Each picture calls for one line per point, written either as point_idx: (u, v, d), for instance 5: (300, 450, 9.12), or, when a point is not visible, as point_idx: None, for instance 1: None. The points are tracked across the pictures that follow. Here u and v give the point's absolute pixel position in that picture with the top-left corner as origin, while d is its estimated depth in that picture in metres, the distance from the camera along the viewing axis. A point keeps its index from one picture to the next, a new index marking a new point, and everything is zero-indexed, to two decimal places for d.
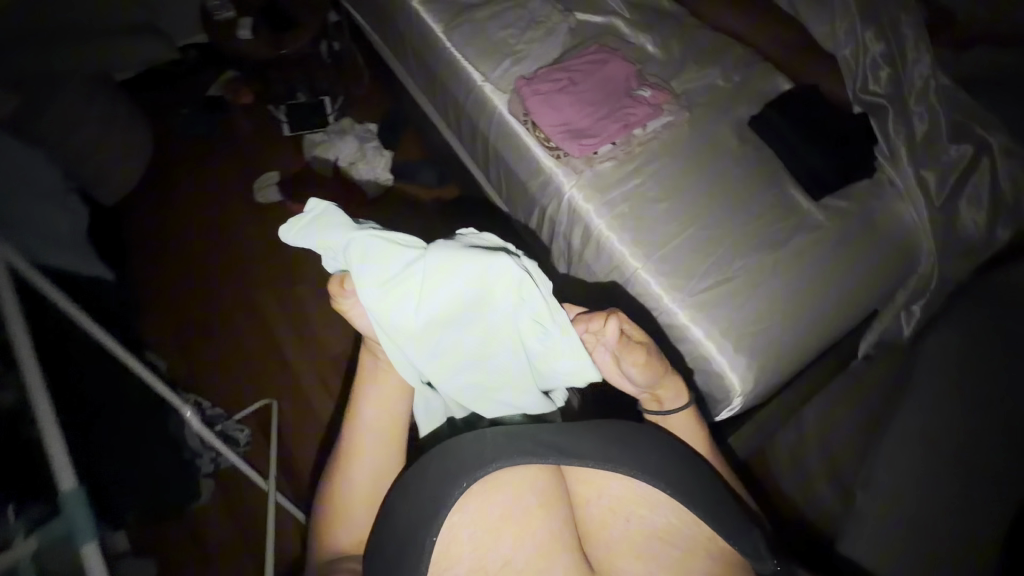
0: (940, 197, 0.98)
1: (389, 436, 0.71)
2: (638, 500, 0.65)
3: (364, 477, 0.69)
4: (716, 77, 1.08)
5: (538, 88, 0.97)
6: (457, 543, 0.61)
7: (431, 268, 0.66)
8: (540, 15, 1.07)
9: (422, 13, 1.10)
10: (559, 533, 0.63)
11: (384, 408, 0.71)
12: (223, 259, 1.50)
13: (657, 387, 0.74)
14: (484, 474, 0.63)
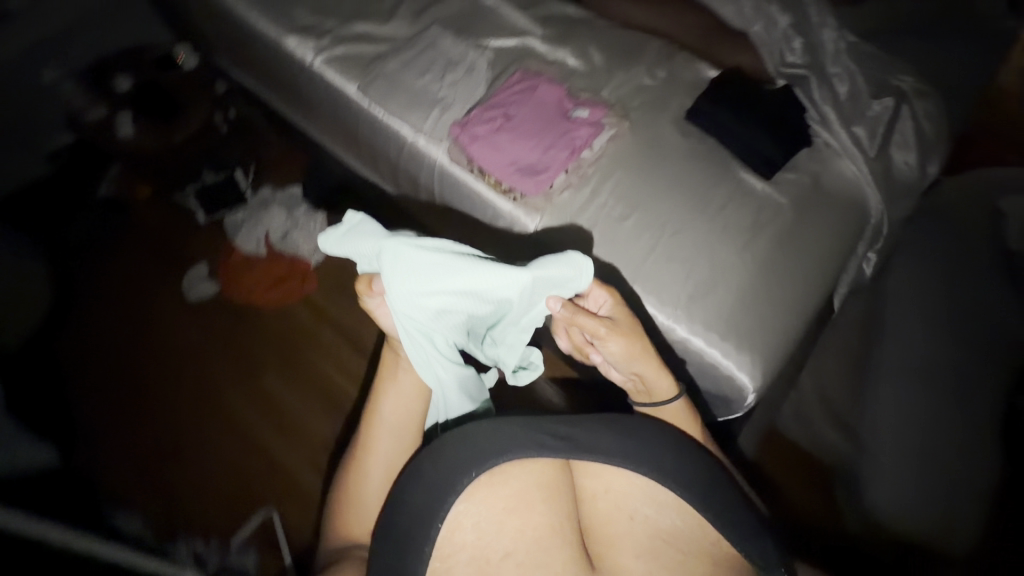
0: (874, 149, 1.01)
1: (401, 434, 0.76)
2: (641, 497, 0.67)
3: (376, 470, 0.74)
4: (643, 75, 1.07)
5: (476, 133, 0.93)
6: (460, 532, 0.64)
7: (462, 278, 0.77)
8: (455, 52, 1.02)
9: (328, 75, 1.02)
10: (560, 529, 0.65)
11: (398, 407, 0.77)
12: (169, 367, 1.36)
13: (643, 378, 0.79)
14: (492, 465, 0.67)
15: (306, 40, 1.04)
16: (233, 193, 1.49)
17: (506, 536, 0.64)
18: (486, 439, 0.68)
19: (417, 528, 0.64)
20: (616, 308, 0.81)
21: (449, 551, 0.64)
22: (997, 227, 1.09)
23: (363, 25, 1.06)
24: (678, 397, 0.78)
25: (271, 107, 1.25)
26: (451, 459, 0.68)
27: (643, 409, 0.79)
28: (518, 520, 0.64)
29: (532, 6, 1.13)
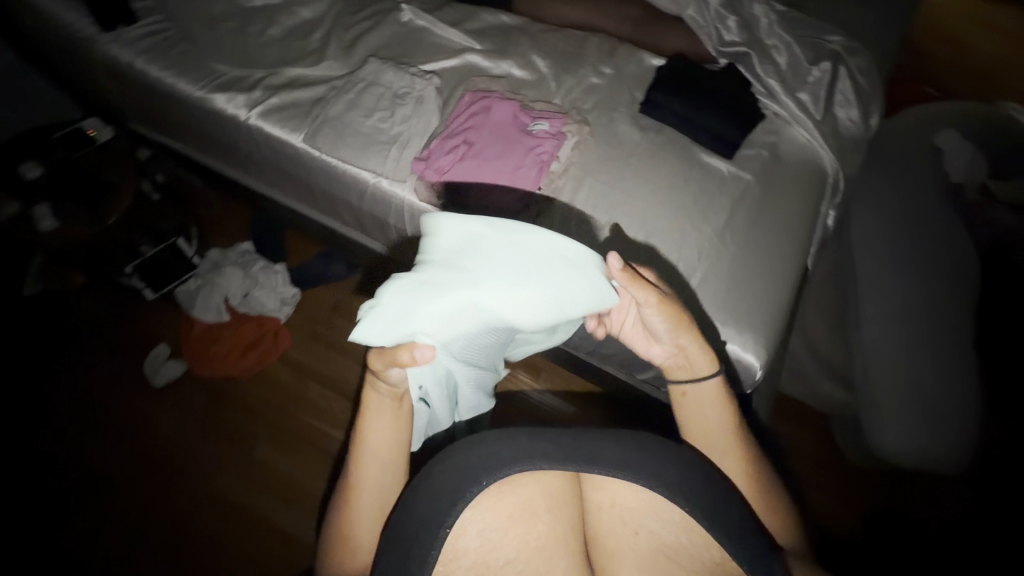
0: (821, 111, 1.05)
1: (390, 457, 0.67)
2: (647, 508, 0.62)
3: (365, 496, 0.65)
4: (591, 74, 1.07)
5: (440, 166, 0.90)
6: (463, 539, 0.60)
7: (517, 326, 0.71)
8: (400, 84, 0.97)
9: (266, 128, 0.95)
10: (565, 540, 0.61)
11: (386, 428, 0.67)
12: (144, 458, 1.26)
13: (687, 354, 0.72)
14: (503, 474, 0.62)
15: (234, 95, 0.97)
16: (181, 264, 1.38)
17: (509, 544, 0.60)
18: (497, 445, 0.65)
19: (415, 538, 0.59)
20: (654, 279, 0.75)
21: (451, 557, 0.59)
22: (935, 162, 1.16)
23: (294, 69, 1.00)
24: (717, 377, 0.71)
25: (203, 166, 1.15)
26: (457, 468, 0.63)
27: (677, 386, 0.73)
28: (522, 527, 0.60)
29: (466, 21, 1.10)
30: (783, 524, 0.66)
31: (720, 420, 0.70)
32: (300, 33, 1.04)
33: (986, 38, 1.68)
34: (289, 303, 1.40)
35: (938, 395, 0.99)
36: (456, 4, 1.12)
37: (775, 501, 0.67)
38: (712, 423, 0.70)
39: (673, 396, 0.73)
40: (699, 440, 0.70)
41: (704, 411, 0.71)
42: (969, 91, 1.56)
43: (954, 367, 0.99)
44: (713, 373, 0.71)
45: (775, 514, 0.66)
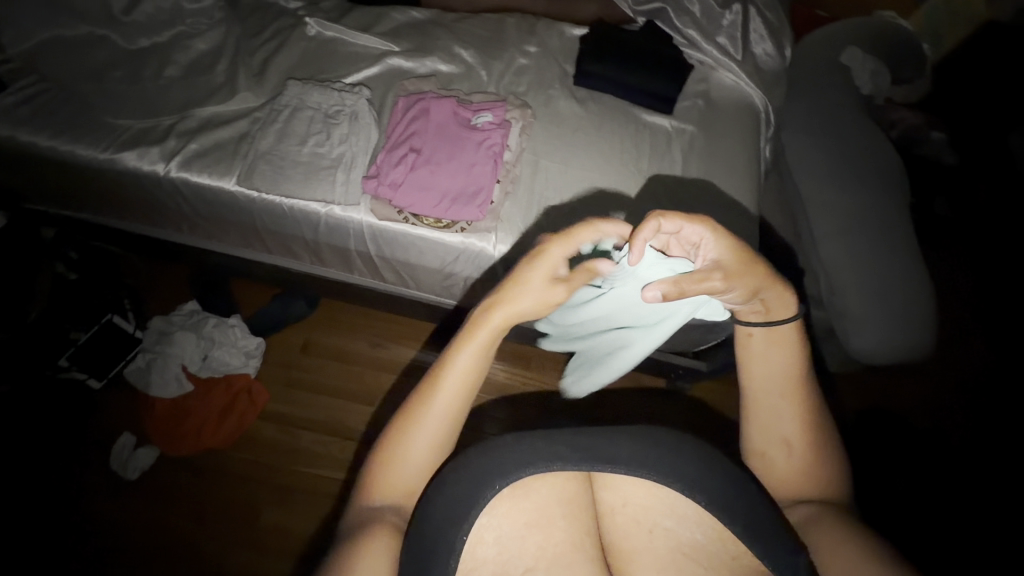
0: (741, 50, 1.09)
1: (465, 399, 0.59)
2: (663, 508, 0.59)
3: (416, 445, 0.58)
4: (517, 56, 1.05)
5: (393, 179, 0.86)
6: (481, 547, 0.57)
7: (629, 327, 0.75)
8: (329, 103, 0.91)
9: (192, 178, 0.87)
10: (582, 546, 0.58)
11: (472, 364, 0.59)
12: (131, 560, 1.15)
13: (767, 298, 0.61)
14: (515, 479, 0.60)
15: (145, 149, 0.88)
16: (123, 341, 1.27)
17: (528, 552, 0.57)
18: (509, 450, 0.62)
19: (431, 547, 0.54)
20: (721, 245, 0.59)
21: (471, 566, 0.56)
22: (846, 79, 1.25)
23: (206, 109, 0.91)
24: (795, 317, 0.62)
25: (122, 231, 1.04)
26: (464, 474, 0.60)
27: (747, 327, 0.63)
28: (540, 534, 0.58)
29: (376, 25, 1.05)
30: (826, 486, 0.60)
31: (787, 368, 0.61)
32: (200, 68, 0.96)
33: None
34: (254, 354, 1.32)
35: (897, 292, 1.07)
36: (360, 8, 1.07)
37: (822, 460, 0.61)
38: (774, 371, 0.61)
39: (738, 338, 0.64)
40: (755, 390, 0.62)
41: (770, 356, 0.62)
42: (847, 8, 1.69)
43: (902, 263, 1.08)
44: (790, 319, 0.61)
45: (813, 473, 0.61)
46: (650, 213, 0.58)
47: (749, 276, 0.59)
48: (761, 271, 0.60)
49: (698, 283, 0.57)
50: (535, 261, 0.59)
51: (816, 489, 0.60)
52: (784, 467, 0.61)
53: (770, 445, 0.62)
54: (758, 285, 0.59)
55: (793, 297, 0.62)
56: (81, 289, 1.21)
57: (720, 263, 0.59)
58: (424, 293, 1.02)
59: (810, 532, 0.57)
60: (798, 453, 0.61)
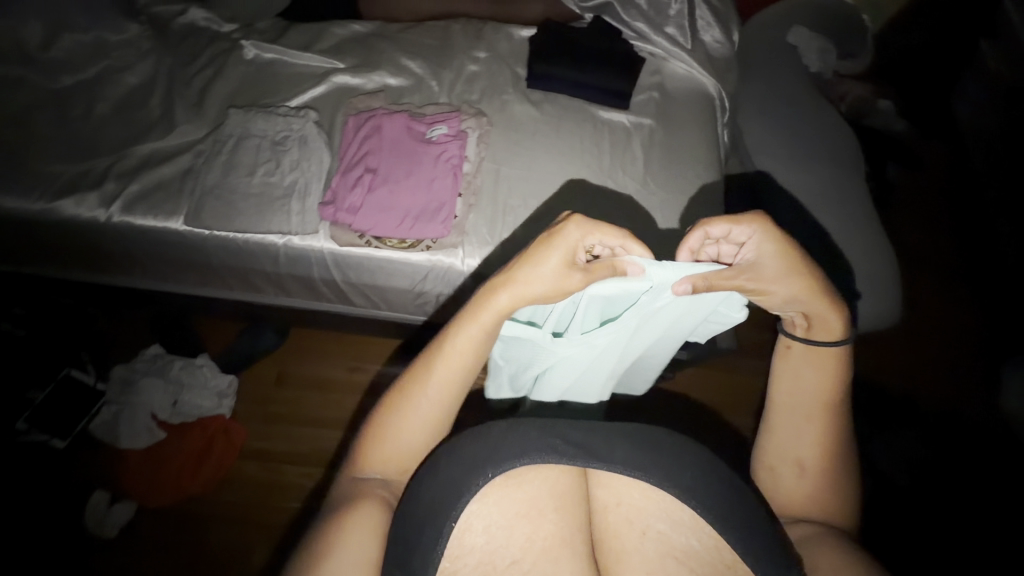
0: (690, 40, 1.09)
1: (458, 387, 0.61)
2: (654, 509, 0.58)
3: (412, 423, 0.60)
4: (468, 63, 1.03)
5: (351, 202, 0.83)
6: (468, 534, 0.56)
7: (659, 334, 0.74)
8: (274, 129, 0.86)
9: (136, 220, 0.82)
10: (571, 541, 0.57)
11: (467, 351, 0.60)
12: None
13: (809, 312, 0.59)
14: (506, 467, 0.59)
15: (83, 195, 0.83)
16: (85, 396, 1.20)
17: (516, 543, 0.56)
18: (504, 437, 0.61)
19: (415, 538, 0.54)
20: (766, 249, 0.59)
21: (457, 554, 0.55)
22: (794, 58, 1.26)
23: (144, 145, 0.86)
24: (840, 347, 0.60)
25: (66, 281, 0.98)
26: (455, 461, 0.59)
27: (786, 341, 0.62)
28: (528, 526, 0.57)
29: (317, 43, 1.01)
30: (834, 509, 0.59)
31: (823, 393, 0.60)
32: (133, 103, 0.90)
33: None
34: (228, 391, 1.28)
35: (865, 264, 1.08)
36: (298, 26, 1.03)
37: (841, 483, 0.60)
38: (806, 389, 0.60)
39: (776, 348, 0.64)
40: (780, 405, 0.62)
41: (802, 374, 0.61)
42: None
43: (866, 235, 1.10)
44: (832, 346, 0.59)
45: (824, 494, 0.59)
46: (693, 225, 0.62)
47: (790, 280, 0.58)
48: (811, 284, 0.59)
49: (722, 281, 0.60)
50: (548, 244, 0.60)
51: (822, 509, 0.60)
52: (794, 485, 0.61)
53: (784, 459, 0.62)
54: (802, 291, 0.58)
55: (847, 326, 0.60)
56: (32, 343, 1.17)
57: (757, 260, 0.59)
58: (393, 315, 0.98)
59: (808, 548, 0.56)
60: (811, 474, 0.60)
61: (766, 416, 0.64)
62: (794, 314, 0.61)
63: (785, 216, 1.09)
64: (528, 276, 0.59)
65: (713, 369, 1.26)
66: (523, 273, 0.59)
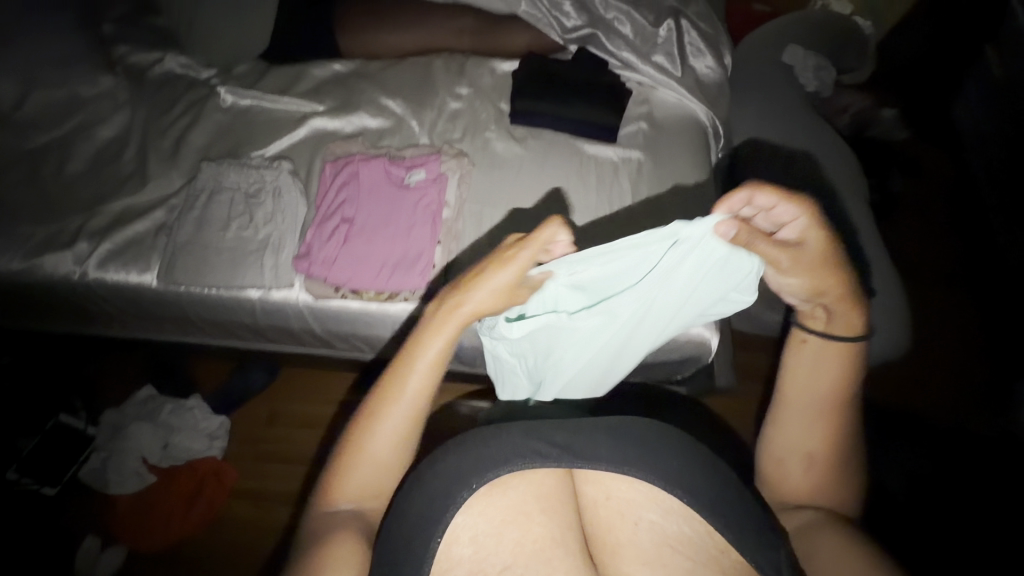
0: (680, 67, 1.04)
1: (425, 400, 0.58)
2: (646, 500, 0.61)
3: (382, 443, 0.57)
4: (450, 100, 1.00)
5: (326, 255, 0.80)
6: (456, 546, 0.58)
7: (661, 316, 0.69)
8: (248, 183, 0.84)
9: (112, 277, 0.82)
10: (563, 540, 0.59)
11: (433, 361, 0.58)
12: None
13: (834, 304, 0.56)
14: (492, 476, 0.61)
15: (57, 255, 0.82)
16: (75, 440, 1.18)
17: (507, 547, 0.59)
18: (487, 445, 0.63)
19: (413, 543, 0.56)
20: (810, 231, 0.53)
21: (446, 567, 0.58)
22: (789, 78, 1.21)
23: (117, 201, 0.85)
24: (848, 339, 0.58)
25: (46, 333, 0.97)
26: (438, 475, 0.61)
27: (802, 332, 0.60)
28: (518, 530, 0.59)
29: (295, 85, 0.99)
30: (834, 495, 0.61)
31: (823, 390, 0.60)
32: (107, 157, 0.89)
33: None
34: (219, 433, 1.26)
35: (876, 293, 1.02)
36: (278, 69, 1.01)
37: (844, 471, 0.61)
38: (811, 387, 0.60)
39: (788, 341, 0.62)
40: (792, 399, 0.61)
41: (815, 370, 0.60)
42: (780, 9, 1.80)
43: (875, 261, 1.04)
44: (846, 340, 0.58)
45: (825, 484, 0.61)
46: (743, 184, 0.53)
47: (814, 278, 0.55)
48: (841, 274, 0.55)
49: (762, 250, 0.54)
50: (501, 260, 0.57)
51: (822, 497, 0.61)
52: (798, 479, 0.62)
53: (786, 453, 0.63)
54: (828, 284, 0.55)
55: (863, 316, 0.58)
56: (24, 387, 1.15)
57: (802, 241, 0.54)
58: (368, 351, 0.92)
59: (811, 538, 0.58)
60: (815, 468, 0.61)
61: (772, 410, 0.65)
62: (807, 307, 0.58)
63: None
64: (481, 293, 0.58)
65: (712, 401, 1.21)
66: (479, 285, 0.57)
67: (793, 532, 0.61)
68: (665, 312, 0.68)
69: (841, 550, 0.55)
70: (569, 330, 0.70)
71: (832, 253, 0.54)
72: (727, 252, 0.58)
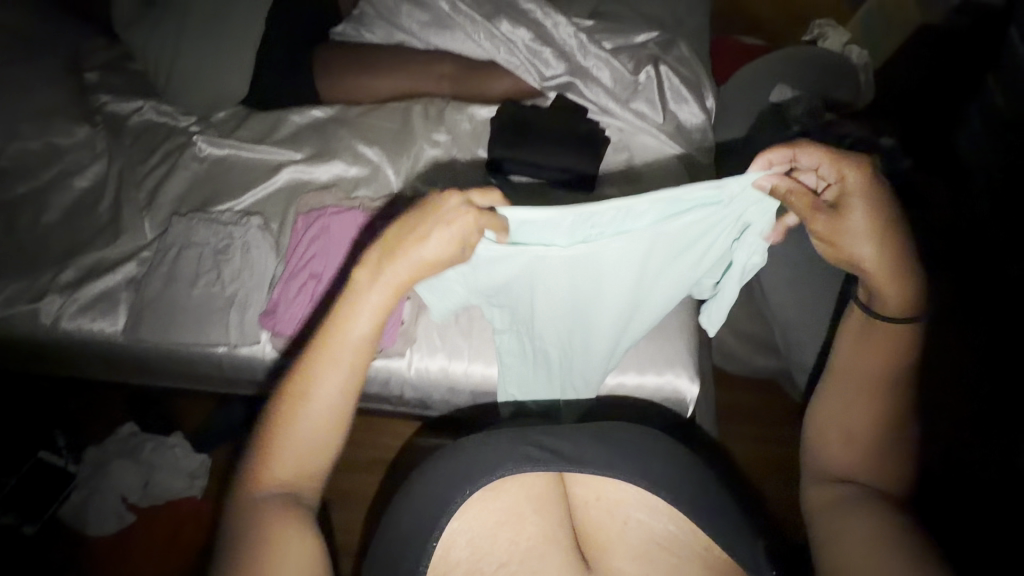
0: (662, 113, 1.02)
1: (355, 372, 0.55)
2: (635, 502, 0.70)
3: (312, 421, 0.54)
4: (428, 147, 0.99)
5: (294, 314, 0.79)
6: (455, 549, 0.67)
7: (670, 263, 0.72)
8: (217, 239, 0.84)
9: (87, 329, 0.83)
10: (555, 537, 0.70)
11: (365, 332, 0.55)
12: None
13: (885, 271, 0.60)
14: (486, 482, 0.68)
15: (32, 309, 0.83)
16: (56, 478, 1.13)
17: (502, 547, 0.68)
18: (478, 454, 0.70)
19: (425, 531, 0.65)
20: (858, 193, 0.59)
21: (446, 568, 0.66)
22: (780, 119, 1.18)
23: (88, 255, 0.85)
24: (908, 316, 0.63)
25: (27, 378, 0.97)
26: (444, 476, 0.68)
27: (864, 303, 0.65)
28: (511, 530, 0.69)
29: (274, 131, 0.99)
30: (873, 472, 0.66)
31: (864, 365, 0.66)
32: (85, 207, 0.89)
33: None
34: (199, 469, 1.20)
35: None
36: (259, 114, 1.01)
37: (889, 450, 0.65)
38: (854, 362, 0.66)
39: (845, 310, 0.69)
40: (839, 370, 0.68)
41: (860, 349, 0.66)
42: (776, 41, 1.78)
43: None
44: (899, 317, 0.63)
45: (863, 459, 0.66)
46: (789, 143, 0.60)
47: (841, 241, 0.60)
48: (893, 240, 0.59)
49: (806, 206, 0.60)
50: (440, 219, 0.55)
51: (861, 472, 0.66)
52: (837, 451, 0.68)
53: (829, 431, 0.68)
54: (874, 247, 0.59)
55: (922, 295, 0.63)
56: (18, 424, 1.18)
57: (845, 199, 0.59)
58: None
59: (833, 518, 0.64)
60: (852, 444, 0.67)
61: (823, 383, 0.70)
62: (853, 272, 0.63)
63: (768, 294, 1.01)
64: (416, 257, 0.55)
65: None
66: (413, 248, 0.55)
67: (814, 510, 0.67)
68: (672, 258, 0.72)
69: (869, 535, 0.60)
70: (552, 281, 0.72)
71: (882, 219, 0.59)
72: (758, 198, 0.64)
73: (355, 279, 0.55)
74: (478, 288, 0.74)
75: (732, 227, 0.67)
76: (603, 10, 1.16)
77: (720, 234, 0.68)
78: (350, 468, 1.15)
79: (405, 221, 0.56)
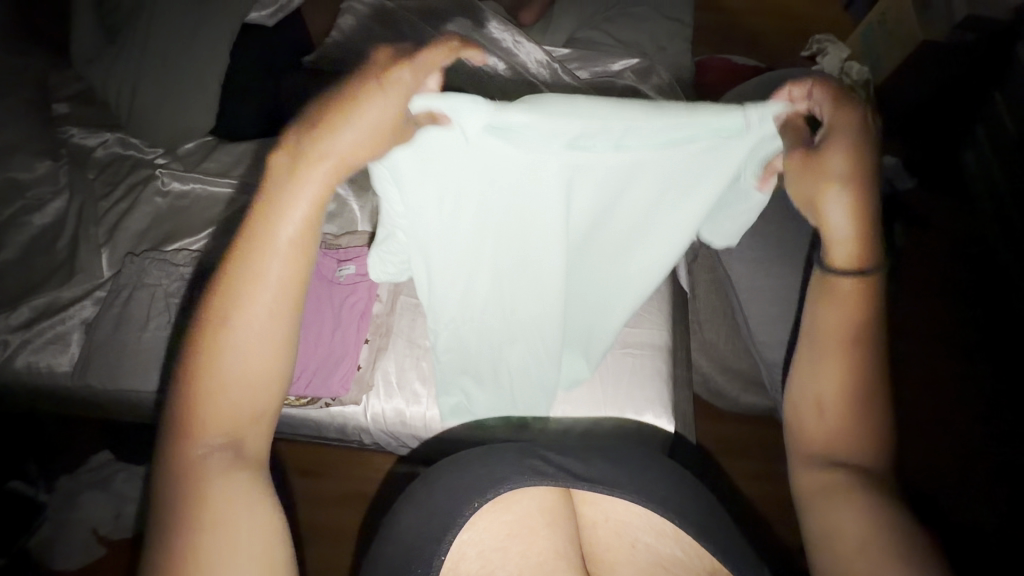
0: None
1: (289, 289, 0.45)
2: (643, 524, 0.64)
3: (238, 347, 0.43)
4: None
5: None
6: (464, 563, 0.59)
7: (655, 199, 0.69)
8: (169, 281, 0.82)
9: (37, 370, 0.81)
10: (566, 554, 0.62)
11: (295, 232, 0.45)
12: None
13: (847, 226, 0.57)
14: (495, 494, 0.61)
15: None
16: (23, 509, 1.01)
17: (511, 563, 0.60)
18: (486, 463, 0.64)
19: (420, 546, 0.57)
20: (843, 142, 0.55)
21: None
22: None
23: (41, 295, 0.85)
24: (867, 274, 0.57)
25: None
26: (449, 490, 0.62)
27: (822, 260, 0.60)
28: (522, 543, 0.61)
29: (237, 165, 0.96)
30: (867, 456, 0.57)
31: (832, 326, 0.59)
32: (43, 245, 0.88)
33: (768, 17, 1.82)
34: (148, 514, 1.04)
35: None
36: (224, 146, 0.99)
37: (870, 419, 0.57)
38: (823, 319, 0.59)
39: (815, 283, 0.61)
40: (814, 335, 0.61)
41: (825, 308, 0.59)
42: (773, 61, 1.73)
43: None
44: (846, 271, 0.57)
45: (848, 433, 0.58)
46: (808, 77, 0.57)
47: (806, 179, 0.58)
48: (862, 198, 0.56)
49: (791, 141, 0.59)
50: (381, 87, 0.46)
51: (852, 454, 0.57)
52: (815, 429, 0.60)
53: (804, 403, 0.61)
54: (837, 195, 0.56)
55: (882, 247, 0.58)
56: None
57: (824, 138, 0.56)
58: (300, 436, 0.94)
59: (824, 512, 0.55)
60: (830, 415, 0.58)
61: (801, 360, 0.62)
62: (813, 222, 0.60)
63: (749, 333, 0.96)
64: (354, 131, 0.45)
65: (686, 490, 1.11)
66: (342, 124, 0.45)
67: (807, 500, 0.58)
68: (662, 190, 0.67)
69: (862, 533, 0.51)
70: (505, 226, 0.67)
71: (853, 176, 0.55)
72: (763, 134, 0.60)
73: (275, 163, 0.45)
74: (413, 248, 0.70)
75: (734, 161, 0.62)
76: (582, 37, 1.12)
77: (717, 171, 0.64)
78: (324, 503, 1.09)
79: (339, 92, 0.46)
